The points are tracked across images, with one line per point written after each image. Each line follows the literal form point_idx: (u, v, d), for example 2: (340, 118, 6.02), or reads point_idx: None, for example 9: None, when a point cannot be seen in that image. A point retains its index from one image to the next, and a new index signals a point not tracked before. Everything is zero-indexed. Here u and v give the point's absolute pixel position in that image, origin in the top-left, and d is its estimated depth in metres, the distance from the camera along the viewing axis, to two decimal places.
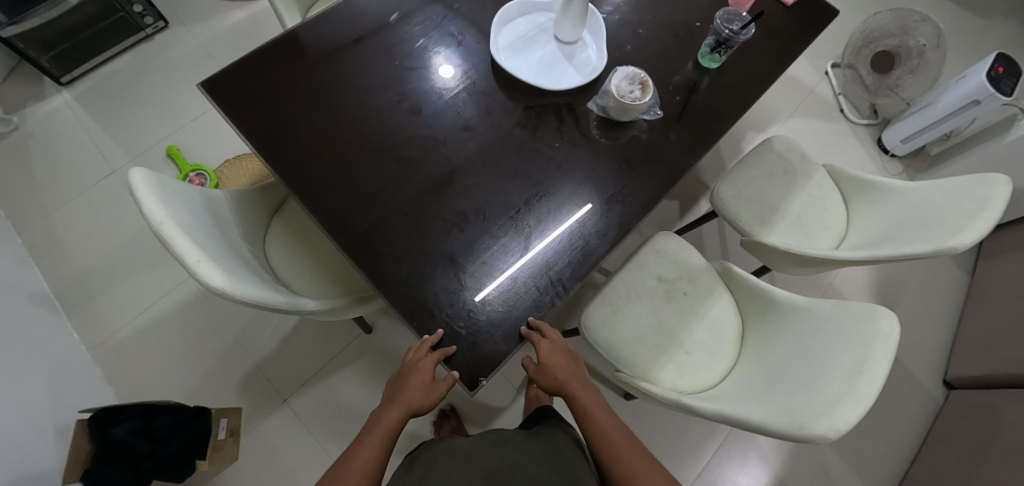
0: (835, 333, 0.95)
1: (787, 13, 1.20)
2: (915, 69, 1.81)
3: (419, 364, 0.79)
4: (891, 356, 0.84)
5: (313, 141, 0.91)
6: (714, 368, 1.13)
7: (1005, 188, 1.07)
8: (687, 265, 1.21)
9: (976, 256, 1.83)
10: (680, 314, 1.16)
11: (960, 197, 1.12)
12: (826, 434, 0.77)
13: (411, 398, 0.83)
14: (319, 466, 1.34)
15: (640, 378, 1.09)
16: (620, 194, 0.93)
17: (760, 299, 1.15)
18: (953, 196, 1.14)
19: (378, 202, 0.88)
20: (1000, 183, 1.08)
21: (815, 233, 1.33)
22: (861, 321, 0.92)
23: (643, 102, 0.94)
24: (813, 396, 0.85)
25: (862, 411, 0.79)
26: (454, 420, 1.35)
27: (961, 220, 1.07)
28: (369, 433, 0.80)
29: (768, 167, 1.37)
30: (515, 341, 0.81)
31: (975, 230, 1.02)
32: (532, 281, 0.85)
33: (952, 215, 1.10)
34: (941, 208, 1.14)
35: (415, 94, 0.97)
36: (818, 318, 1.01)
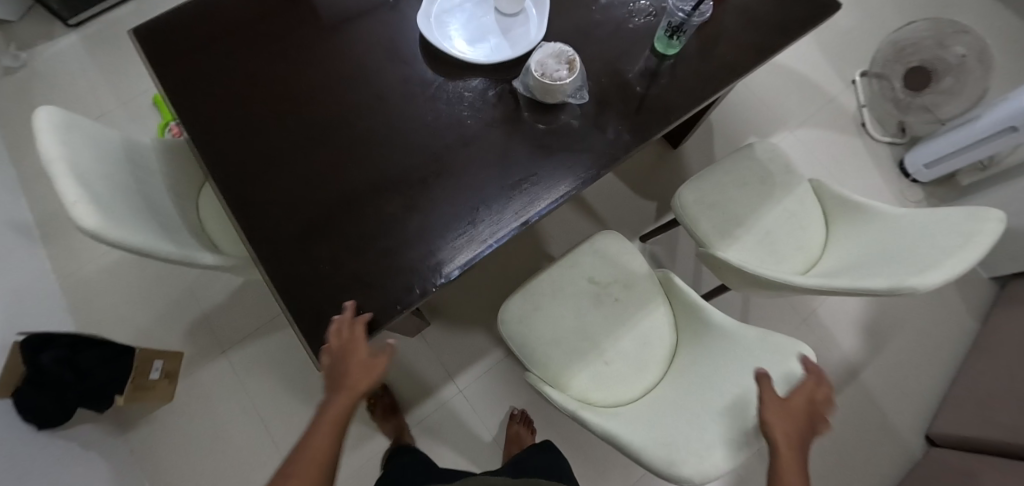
0: (750, 367, 0.87)
1: (773, 2, 1.07)
2: (955, 85, 1.65)
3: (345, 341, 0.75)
4: (790, 403, 0.78)
5: (226, 97, 0.90)
6: (635, 383, 1.05)
7: (997, 224, 0.87)
8: (624, 268, 1.13)
9: (992, 304, 1.63)
10: (607, 320, 1.09)
11: (945, 228, 0.93)
12: (693, 477, 0.73)
13: (357, 381, 0.74)
14: (247, 421, 1.38)
15: (549, 382, 1.03)
16: (528, 182, 0.87)
17: (695, 317, 1.06)
18: (937, 228, 0.95)
19: (275, 164, 0.86)
20: (996, 219, 0.88)
21: (781, 252, 1.19)
22: (776, 361, 0.85)
23: (566, 82, 0.87)
24: (700, 432, 0.80)
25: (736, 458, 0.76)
26: (387, 400, 1.33)
27: (932, 257, 0.89)
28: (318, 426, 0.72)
29: (740, 174, 1.25)
30: (381, 323, 0.78)
31: (942, 270, 0.84)
32: (412, 265, 0.81)
33: (927, 250, 0.92)
34: (919, 241, 0.96)
35: (337, 57, 0.94)
36: (741, 348, 0.92)
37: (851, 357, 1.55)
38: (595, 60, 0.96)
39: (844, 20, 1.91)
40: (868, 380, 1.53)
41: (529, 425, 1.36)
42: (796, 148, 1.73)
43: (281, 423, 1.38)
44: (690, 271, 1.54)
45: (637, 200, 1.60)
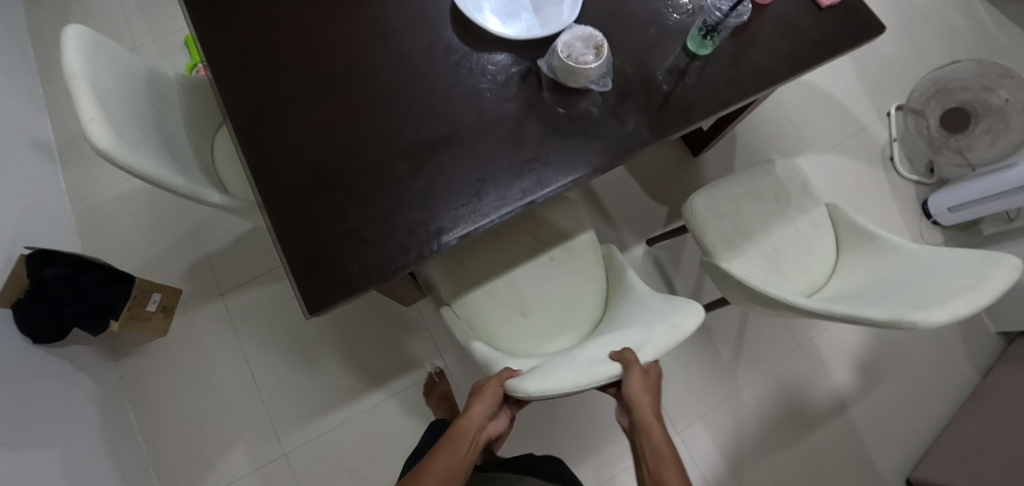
0: (642, 323, 0.88)
1: (816, 15, 1.05)
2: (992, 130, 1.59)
3: (492, 390, 0.85)
4: (661, 352, 0.77)
5: (251, 38, 0.91)
6: (548, 340, 1.10)
7: (1012, 269, 0.84)
8: (569, 236, 1.18)
9: (995, 359, 1.59)
10: (539, 277, 1.14)
11: (956, 269, 0.90)
12: (528, 390, 0.76)
13: (488, 400, 0.85)
14: (235, 364, 1.39)
15: (465, 320, 1.10)
16: (540, 164, 0.86)
17: (622, 288, 1.10)
18: (950, 268, 0.92)
19: (289, 110, 0.87)
20: (1010, 265, 0.85)
21: (786, 272, 1.17)
22: (663, 314, 0.86)
23: (591, 67, 0.86)
24: (566, 365, 0.82)
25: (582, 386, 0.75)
26: (442, 386, 1.37)
27: (939, 294, 0.86)
28: (462, 435, 0.82)
29: (757, 189, 1.22)
30: (373, 281, 0.78)
31: (948, 309, 0.81)
32: (410, 228, 0.81)
33: (935, 287, 0.89)
34: (928, 278, 0.93)
35: (369, 15, 0.94)
36: (642, 309, 0.95)
37: (843, 390, 1.52)
38: (625, 50, 0.95)
39: (888, 50, 1.86)
40: (856, 417, 1.51)
41: None
42: (818, 172, 1.70)
43: (267, 371, 1.40)
44: (693, 281, 1.53)
45: (650, 202, 1.58)
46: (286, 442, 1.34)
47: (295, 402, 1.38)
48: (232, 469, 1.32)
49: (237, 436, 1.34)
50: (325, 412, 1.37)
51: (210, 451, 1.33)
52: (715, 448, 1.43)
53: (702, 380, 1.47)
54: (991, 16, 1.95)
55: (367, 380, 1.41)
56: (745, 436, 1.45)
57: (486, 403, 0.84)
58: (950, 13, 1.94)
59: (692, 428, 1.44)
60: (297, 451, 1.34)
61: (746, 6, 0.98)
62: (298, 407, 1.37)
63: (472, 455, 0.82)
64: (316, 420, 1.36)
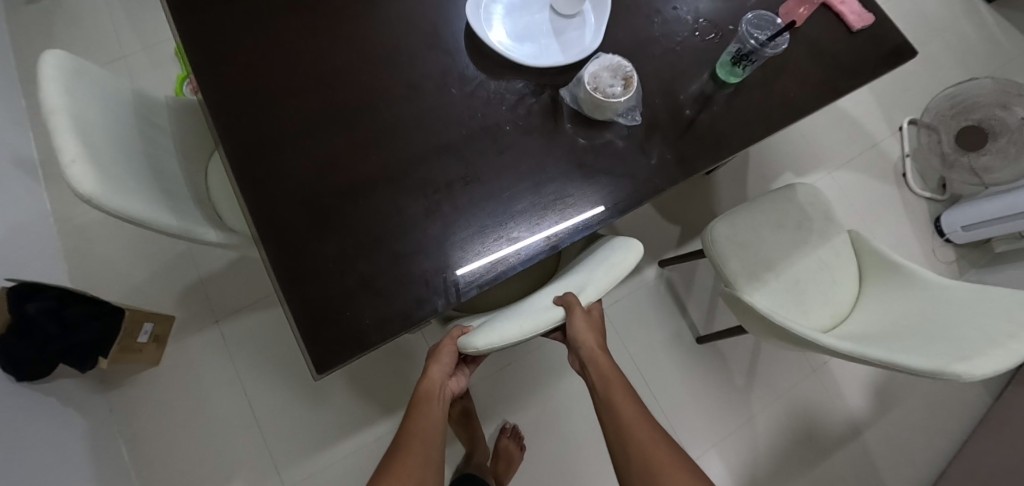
0: (584, 266, 0.82)
1: (846, 39, 1.01)
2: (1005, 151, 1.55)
3: (448, 347, 0.79)
4: (603, 289, 0.72)
5: (250, 63, 0.84)
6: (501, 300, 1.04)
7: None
8: None
9: (1007, 380, 1.58)
10: None
11: (992, 311, 0.88)
12: (478, 345, 0.69)
13: (445, 359, 0.80)
14: (231, 395, 1.33)
15: None
16: (563, 204, 0.81)
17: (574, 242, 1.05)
18: (983, 311, 0.89)
19: (292, 144, 0.81)
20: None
21: (808, 304, 1.13)
22: (608, 252, 0.80)
23: (620, 100, 0.80)
24: (509, 313, 0.75)
25: (529, 334, 0.69)
26: (465, 402, 1.28)
27: (978, 340, 0.84)
28: (427, 400, 0.78)
29: (778, 216, 1.18)
30: (386, 334, 0.73)
31: (992, 360, 0.79)
32: (425, 275, 0.76)
33: (972, 332, 0.86)
34: (962, 319, 0.90)
35: (379, 40, 0.87)
36: (590, 254, 0.89)
37: (857, 415, 1.50)
38: (652, 78, 0.90)
39: None
40: (870, 442, 1.48)
41: (519, 440, 1.32)
42: (831, 189, 1.66)
43: (264, 401, 1.33)
44: (705, 303, 1.49)
45: (662, 222, 1.53)
46: (286, 476, 1.28)
47: (295, 434, 1.31)
48: None
49: (233, 470, 1.28)
50: (328, 444, 1.32)
51: None
52: (729, 477, 1.39)
53: (716, 406, 1.43)
54: (1000, 28, 1.92)
55: (371, 410, 1.35)
56: (759, 464, 1.41)
57: (444, 362, 0.79)
58: (961, 24, 1.91)
59: (706, 456, 1.40)
60: None
61: (785, 36, 0.92)
62: (299, 439, 1.31)
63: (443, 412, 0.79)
64: (317, 453, 1.31)
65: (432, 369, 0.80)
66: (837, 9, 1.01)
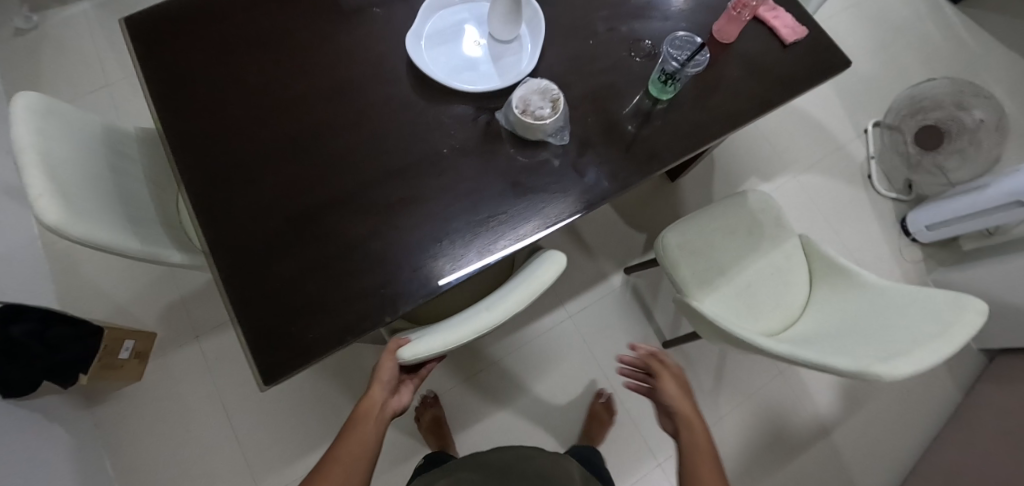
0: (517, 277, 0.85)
1: (780, 52, 1.05)
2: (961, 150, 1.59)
3: (387, 363, 0.79)
4: (524, 301, 0.75)
5: (206, 99, 0.90)
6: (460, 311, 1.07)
7: (977, 315, 0.85)
8: None
9: (976, 377, 1.60)
10: None
11: (923, 314, 0.91)
12: (404, 357, 0.73)
13: (383, 376, 0.79)
14: (210, 407, 1.38)
15: None
16: (499, 220, 0.85)
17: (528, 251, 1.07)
18: (917, 313, 0.92)
19: (245, 172, 0.86)
20: (976, 311, 0.86)
21: (759, 306, 1.16)
22: (537, 264, 0.83)
23: (548, 122, 0.84)
24: (439, 326, 0.78)
25: (454, 344, 0.72)
26: (435, 410, 1.34)
27: (906, 341, 0.87)
28: (360, 419, 0.76)
29: (730, 222, 1.22)
30: (329, 347, 0.78)
31: (916, 360, 0.81)
32: (367, 292, 0.81)
33: (902, 334, 0.89)
34: (896, 321, 0.93)
35: (327, 70, 0.93)
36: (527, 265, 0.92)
37: (825, 415, 1.52)
38: (585, 97, 0.94)
39: (864, 66, 1.86)
40: (839, 441, 1.50)
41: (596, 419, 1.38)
42: (797, 193, 1.69)
43: (244, 412, 1.38)
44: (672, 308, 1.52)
45: (627, 229, 1.57)
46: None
47: (273, 443, 1.37)
48: None
49: (215, 480, 1.33)
50: (305, 453, 1.37)
51: None
52: None
53: None
54: (962, 27, 1.95)
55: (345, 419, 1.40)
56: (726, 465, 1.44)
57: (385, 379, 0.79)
58: (922, 26, 1.94)
59: (674, 457, 1.42)
60: None
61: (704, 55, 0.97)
62: (278, 448, 1.36)
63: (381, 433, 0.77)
64: (293, 461, 1.36)
65: (374, 388, 0.79)
66: (771, 23, 1.06)
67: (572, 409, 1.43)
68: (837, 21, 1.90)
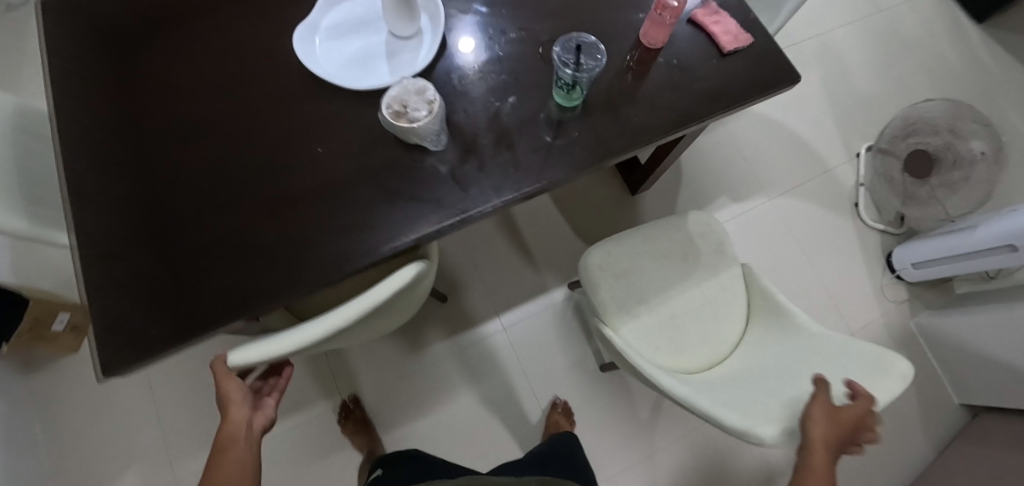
0: None
1: (718, 61, 0.95)
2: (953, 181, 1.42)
3: (231, 383, 0.76)
4: (357, 315, 0.71)
5: (97, 84, 0.90)
6: None
7: (896, 383, 0.74)
8: None
9: (954, 434, 1.44)
10: None
11: (839, 372, 0.80)
12: (229, 363, 0.71)
13: (234, 397, 0.77)
14: (139, 387, 1.40)
15: None
16: (367, 227, 0.82)
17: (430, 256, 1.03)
18: (829, 369, 0.82)
19: (123, 161, 0.86)
20: (898, 377, 0.75)
21: (680, 339, 1.07)
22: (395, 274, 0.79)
23: (421, 125, 0.78)
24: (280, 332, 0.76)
25: (270, 358, 0.70)
26: (359, 414, 1.32)
27: (808, 402, 0.76)
28: (234, 442, 0.75)
29: (662, 245, 1.13)
30: (172, 344, 0.78)
31: (807, 425, 0.71)
32: (220, 291, 0.80)
33: (809, 392, 0.79)
34: (810, 376, 0.83)
35: (221, 60, 0.91)
36: None
37: (774, 459, 1.40)
38: (482, 102, 0.89)
39: (864, 86, 1.76)
40: None
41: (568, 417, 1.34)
42: (773, 218, 1.57)
43: (171, 394, 1.40)
44: None
45: (577, 242, 1.50)
46: (180, 469, 1.34)
47: (194, 428, 1.37)
48: None
49: (132, 459, 1.34)
50: None
51: (104, 474, 1.32)
52: None
53: (615, 436, 1.38)
54: (968, 57, 1.82)
55: None
56: None
57: (235, 400, 0.76)
58: (922, 53, 1.82)
59: None
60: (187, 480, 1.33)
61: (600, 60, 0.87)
62: (199, 433, 1.37)
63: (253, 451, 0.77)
64: (210, 448, 1.36)
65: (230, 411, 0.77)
66: (710, 29, 0.96)
67: (497, 424, 1.37)
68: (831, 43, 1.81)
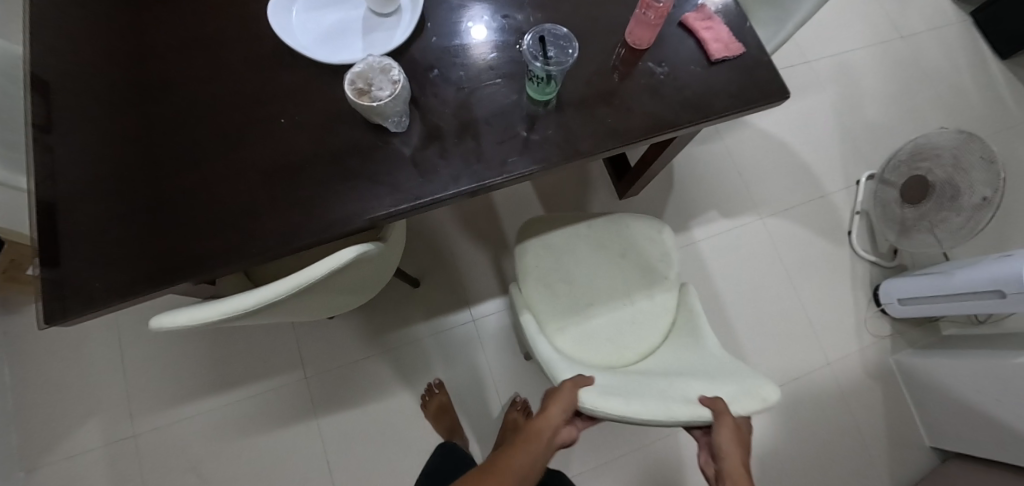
0: None
1: (702, 69, 0.91)
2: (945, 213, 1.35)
3: (568, 394, 0.77)
4: (293, 285, 0.70)
5: (75, 37, 0.90)
6: None
7: (753, 402, 0.71)
8: None
9: (922, 476, 1.41)
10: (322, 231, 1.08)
11: (720, 381, 0.77)
12: (154, 325, 0.70)
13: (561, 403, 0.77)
14: (107, 340, 1.41)
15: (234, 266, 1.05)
16: (318, 202, 0.80)
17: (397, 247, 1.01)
18: (710, 381, 0.77)
19: (92, 113, 0.86)
20: (758, 398, 0.71)
21: (593, 332, 1.05)
22: None
23: (383, 104, 0.76)
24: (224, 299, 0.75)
25: (202, 322, 0.69)
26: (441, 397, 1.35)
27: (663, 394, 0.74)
28: (530, 439, 0.75)
29: (603, 239, 1.12)
30: (114, 298, 0.77)
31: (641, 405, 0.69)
32: (167, 251, 0.79)
33: (671, 391, 0.76)
34: (688, 380, 0.79)
35: (201, 22, 0.91)
36: None
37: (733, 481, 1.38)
38: (454, 88, 0.87)
39: (873, 112, 1.73)
40: None
41: (527, 413, 1.35)
42: (759, 239, 1.56)
43: (140, 349, 1.41)
44: None
45: None
46: (139, 425, 1.35)
47: (157, 387, 1.38)
48: (82, 443, 1.32)
49: (94, 408, 1.35)
50: (183, 402, 1.37)
51: (65, 422, 1.34)
52: None
53: None
54: (981, 93, 1.78)
55: (230, 378, 1.40)
56: None
57: (563, 408, 0.76)
58: (936, 84, 1.78)
59: None
60: (144, 436, 1.34)
61: (568, 57, 0.82)
62: (161, 392, 1.38)
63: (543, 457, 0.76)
64: (170, 407, 1.36)
65: (550, 410, 0.76)
66: (700, 35, 0.93)
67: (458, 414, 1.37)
68: (844, 64, 1.77)
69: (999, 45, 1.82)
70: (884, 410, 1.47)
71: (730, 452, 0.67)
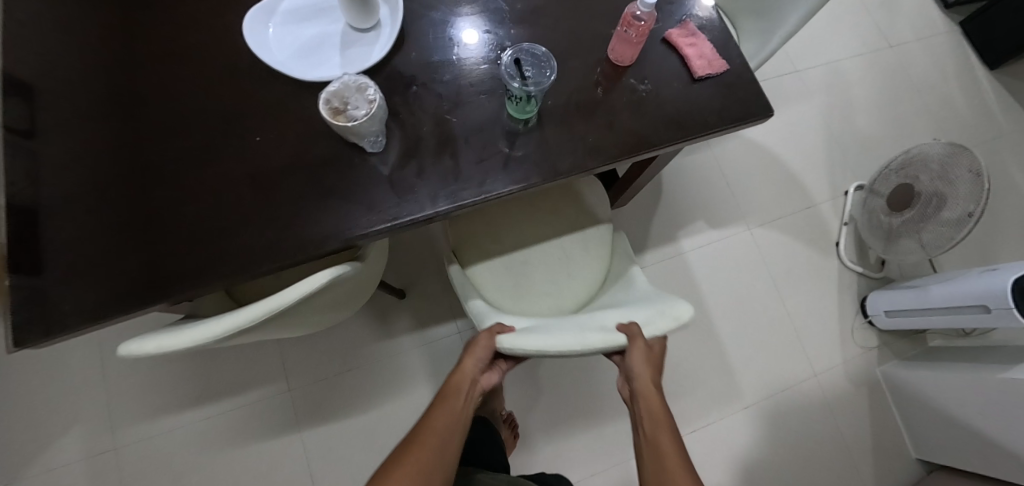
0: None
1: (685, 85, 0.91)
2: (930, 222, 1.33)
3: (484, 343, 0.83)
4: (265, 311, 0.69)
5: (48, 49, 0.87)
6: None
7: (665, 322, 0.75)
8: None
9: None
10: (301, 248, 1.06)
11: (638, 310, 0.82)
12: (122, 350, 0.69)
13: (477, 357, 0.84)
14: (88, 351, 1.39)
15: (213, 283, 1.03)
16: (293, 220, 0.79)
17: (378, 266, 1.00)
18: (634, 311, 0.82)
19: (64, 126, 0.84)
20: (670, 318, 0.75)
21: (531, 288, 1.11)
22: None
23: (360, 123, 0.75)
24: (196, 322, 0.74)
25: (171, 350, 0.68)
26: None
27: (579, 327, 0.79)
28: (454, 392, 0.81)
29: (534, 201, 1.17)
30: (85, 319, 0.75)
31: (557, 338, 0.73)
32: (141, 271, 0.77)
33: (592, 323, 0.81)
34: (613, 313, 0.84)
35: (176, 36, 0.89)
36: None
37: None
38: (435, 105, 0.86)
39: (863, 122, 1.72)
40: None
41: (513, 430, 1.36)
42: (747, 249, 1.56)
43: (122, 361, 1.39)
44: None
45: None
46: (120, 437, 1.33)
47: (139, 398, 1.36)
48: (62, 455, 1.31)
49: (75, 420, 1.34)
50: (165, 413, 1.35)
51: (45, 434, 1.32)
52: None
53: None
54: (969, 103, 1.78)
55: (213, 389, 1.38)
56: None
57: (478, 357, 0.83)
58: (924, 94, 1.78)
59: None
60: (125, 448, 1.32)
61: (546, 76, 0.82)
62: (142, 403, 1.36)
63: (467, 407, 0.82)
64: (152, 419, 1.35)
65: (466, 361, 0.84)
66: (683, 51, 0.92)
67: None
68: (833, 74, 1.77)
69: (988, 55, 1.83)
70: (871, 422, 1.47)
71: (645, 371, 0.76)
